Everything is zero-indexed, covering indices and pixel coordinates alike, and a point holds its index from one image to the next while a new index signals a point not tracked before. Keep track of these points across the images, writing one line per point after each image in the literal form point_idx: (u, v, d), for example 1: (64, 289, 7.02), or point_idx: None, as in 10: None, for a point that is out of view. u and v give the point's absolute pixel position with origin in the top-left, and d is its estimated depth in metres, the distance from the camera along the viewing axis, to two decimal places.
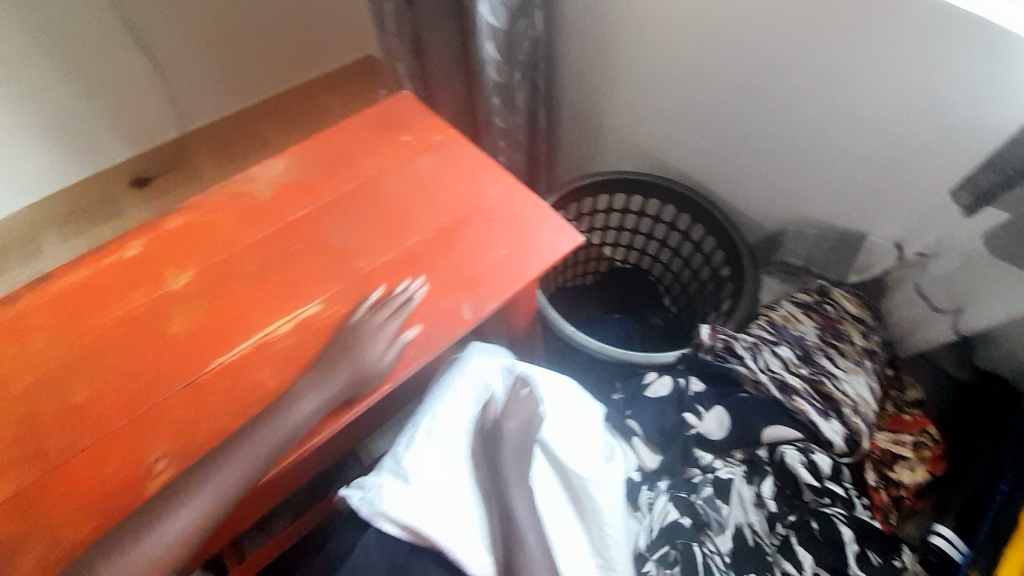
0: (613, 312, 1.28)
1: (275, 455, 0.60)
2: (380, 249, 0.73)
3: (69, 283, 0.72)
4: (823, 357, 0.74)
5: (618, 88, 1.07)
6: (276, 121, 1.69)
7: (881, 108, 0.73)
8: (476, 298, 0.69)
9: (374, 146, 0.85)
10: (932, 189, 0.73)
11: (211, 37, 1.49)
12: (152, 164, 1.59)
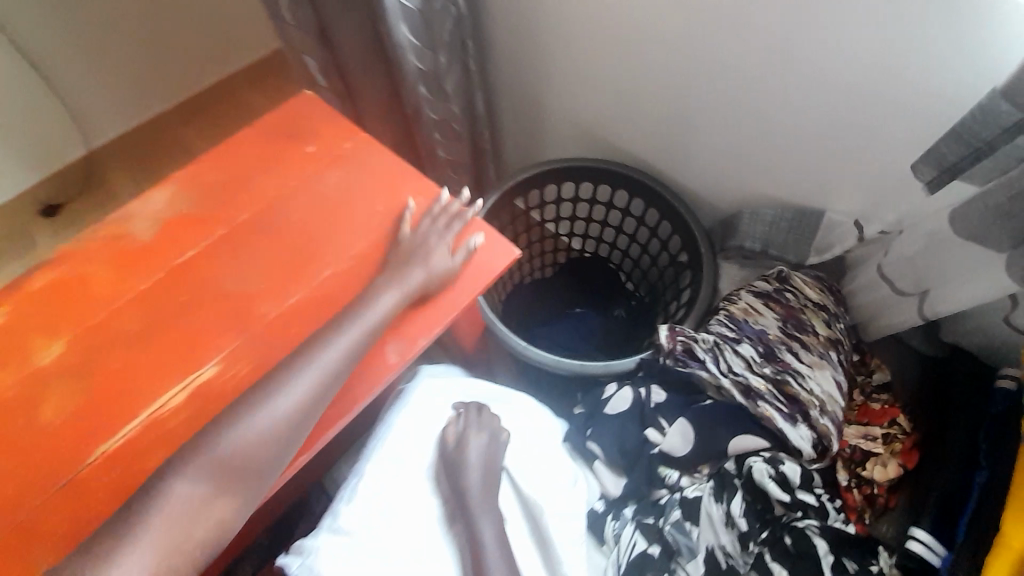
0: (575, 306, 1.21)
1: (246, 470, 0.53)
2: (286, 292, 0.63)
3: None
4: (786, 352, 0.69)
5: (557, 67, 0.98)
6: (191, 128, 1.52)
7: (832, 73, 0.66)
8: (403, 338, 0.63)
9: (274, 163, 0.73)
10: (894, 159, 0.69)
11: (94, 39, 1.30)
12: (55, 191, 1.41)
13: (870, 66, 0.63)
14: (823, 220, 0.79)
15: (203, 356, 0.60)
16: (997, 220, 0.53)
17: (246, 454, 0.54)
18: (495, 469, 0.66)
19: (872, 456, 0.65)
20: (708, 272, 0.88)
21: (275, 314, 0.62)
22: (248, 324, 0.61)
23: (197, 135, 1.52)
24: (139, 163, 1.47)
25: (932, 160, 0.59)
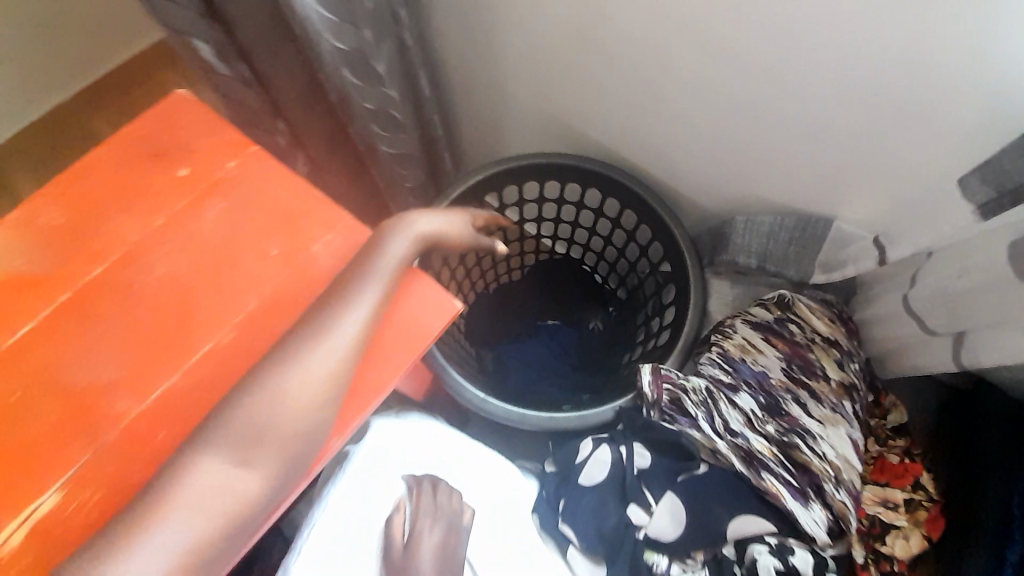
0: (544, 318, 1.05)
1: (281, 439, 0.44)
2: (150, 380, 0.48)
3: None
4: (792, 404, 0.58)
5: (510, 41, 0.80)
6: (93, 122, 1.29)
7: (848, 50, 0.52)
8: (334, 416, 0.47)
9: (135, 194, 0.56)
10: (922, 159, 0.56)
11: None
12: None
13: (901, 45, 0.49)
14: (831, 230, 0.66)
15: (40, 479, 0.45)
16: None
17: (275, 419, 0.44)
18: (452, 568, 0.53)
19: (892, 529, 0.56)
20: (694, 292, 0.74)
21: (138, 412, 0.47)
22: (97, 427, 0.47)
23: (99, 128, 1.29)
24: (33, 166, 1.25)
25: (994, 176, 0.46)
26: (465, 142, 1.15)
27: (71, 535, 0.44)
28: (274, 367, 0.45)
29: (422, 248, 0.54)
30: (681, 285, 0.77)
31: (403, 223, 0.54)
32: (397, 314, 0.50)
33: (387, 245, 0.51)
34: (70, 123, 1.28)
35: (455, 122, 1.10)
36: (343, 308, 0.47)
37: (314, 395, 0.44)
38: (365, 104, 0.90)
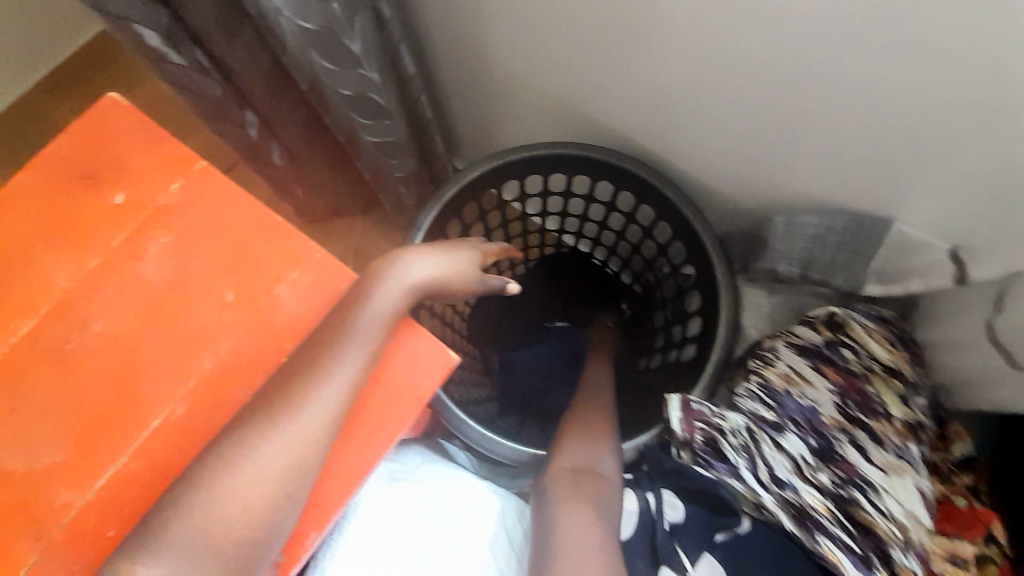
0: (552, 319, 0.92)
1: (251, 542, 0.37)
2: (93, 468, 0.40)
3: None
4: (848, 446, 0.51)
5: (507, 13, 0.68)
6: (48, 124, 1.18)
7: (939, 13, 0.41)
8: (320, 509, 0.40)
9: (59, 228, 0.46)
10: (1016, 148, 0.47)
11: None
12: None
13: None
14: (891, 232, 0.58)
15: None
16: None
17: (247, 514, 0.37)
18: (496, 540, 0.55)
19: None
20: (726, 303, 0.65)
21: (82, 507, 0.40)
22: (36, 528, 0.39)
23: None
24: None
25: None
26: (459, 124, 1.03)
27: None
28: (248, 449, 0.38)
29: (417, 296, 0.50)
30: (709, 295, 0.68)
31: (396, 269, 0.49)
32: (394, 377, 0.43)
33: (377, 297, 0.45)
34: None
35: (448, 106, 0.99)
36: (322, 380, 0.41)
37: (277, 485, 0.38)
38: (341, 90, 0.78)
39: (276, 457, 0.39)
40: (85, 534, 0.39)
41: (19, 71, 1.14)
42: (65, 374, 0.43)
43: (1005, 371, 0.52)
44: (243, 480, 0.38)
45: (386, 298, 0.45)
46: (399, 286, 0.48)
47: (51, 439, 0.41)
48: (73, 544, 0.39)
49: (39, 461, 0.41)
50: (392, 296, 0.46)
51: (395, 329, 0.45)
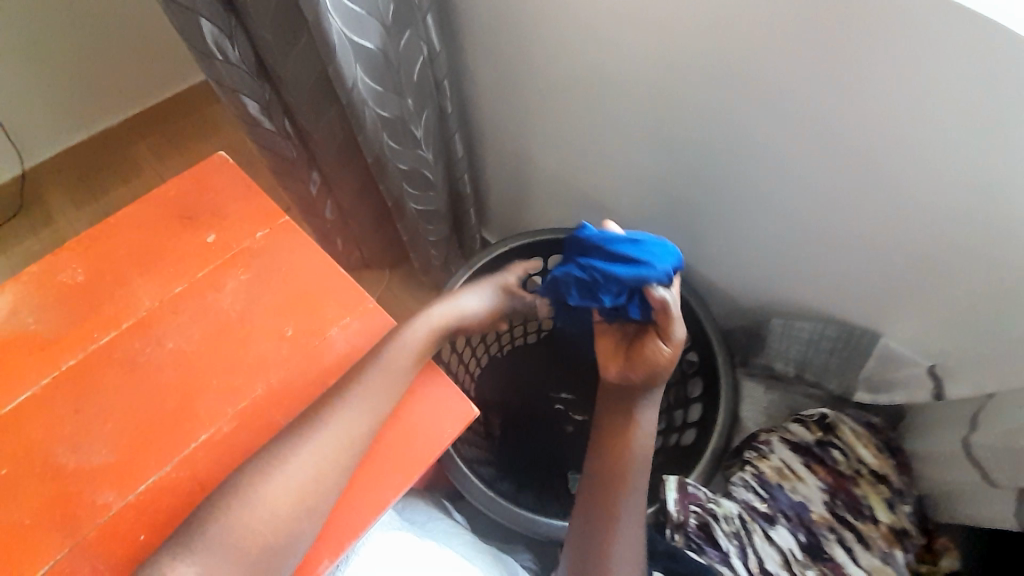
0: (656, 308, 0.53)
1: (280, 556, 0.42)
2: (141, 471, 0.45)
3: None
4: (835, 545, 0.53)
5: (549, 123, 0.81)
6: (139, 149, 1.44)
7: None
8: (329, 540, 0.44)
9: (155, 257, 0.55)
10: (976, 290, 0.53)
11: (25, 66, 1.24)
12: None
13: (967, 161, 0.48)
14: (877, 345, 0.63)
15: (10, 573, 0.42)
16: None
17: (278, 528, 0.43)
18: None
19: None
20: (725, 394, 0.69)
21: (118, 510, 0.44)
22: (75, 523, 0.43)
23: (150, 157, 1.43)
24: (78, 187, 1.39)
25: None
26: (493, 201, 1.15)
27: None
28: (286, 466, 0.44)
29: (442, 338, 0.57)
30: (710, 385, 0.72)
31: (426, 313, 0.57)
32: (416, 420, 0.48)
33: (404, 346, 0.51)
34: (124, 148, 1.44)
35: (486, 185, 1.11)
36: (350, 413, 0.46)
37: (296, 509, 0.43)
38: (399, 165, 0.89)
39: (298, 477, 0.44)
40: (116, 534, 0.43)
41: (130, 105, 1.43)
42: (130, 383, 0.48)
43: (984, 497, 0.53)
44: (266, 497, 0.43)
45: (403, 355, 0.50)
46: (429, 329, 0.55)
47: (108, 440, 0.46)
48: (105, 539, 0.43)
49: (92, 458, 0.46)
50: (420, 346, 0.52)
51: (419, 370, 0.50)
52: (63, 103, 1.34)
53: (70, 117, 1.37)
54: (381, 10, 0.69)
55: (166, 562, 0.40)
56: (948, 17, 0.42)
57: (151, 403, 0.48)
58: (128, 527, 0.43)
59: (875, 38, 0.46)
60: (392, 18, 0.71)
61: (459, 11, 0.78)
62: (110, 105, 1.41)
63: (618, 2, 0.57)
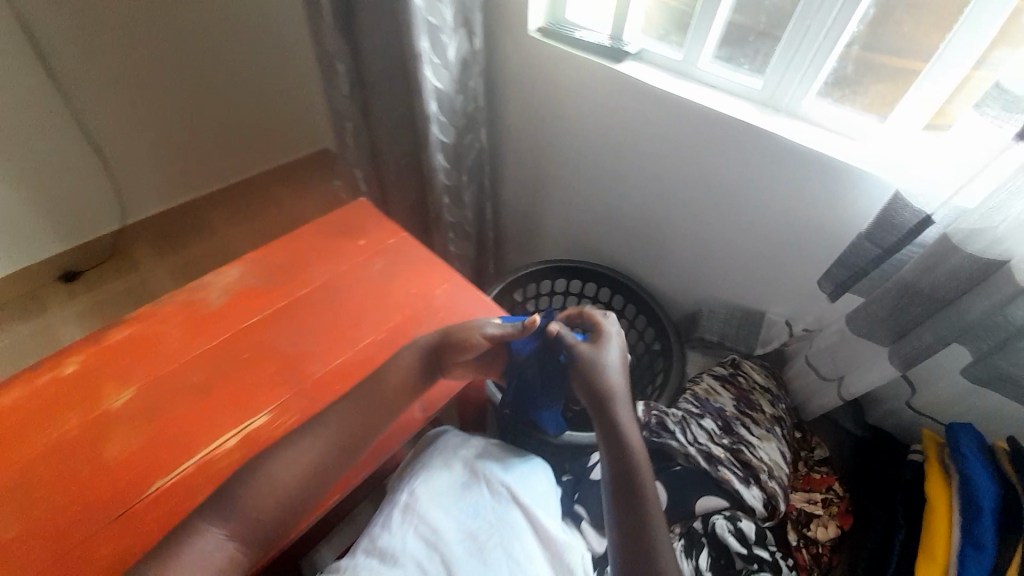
0: (571, 340, 0.74)
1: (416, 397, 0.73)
2: (331, 356, 0.77)
3: (62, 373, 0.72)
4: (740, 427, 0.83)
5: (554, 192, 1.23)
6: (222, 215, 1.87)
7: (758, 216, 0.88)
8: (426, 396, 0.76)
9: (329, 250, 0.91)
10: (806, 282, 0.89)
11: (166, 147, 1.69)
12: (85, 258, 1.68)
13: (789, 209, 0.83)
14: (762, 319, 0.97)
15: (254, 406, 0.71)
16: (877, 324, 0.70)
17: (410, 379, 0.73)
18: (510, 467, 0.80)
19: (814, 517, 0.76)
20: (676, 357, 1.02)
21: (319, 373, 0.75)
22: (294, 382, 0.74)
23: (226, 223, 1.84)
24: (162, 243, 1.76)
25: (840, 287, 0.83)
26: (507, 251, 1.54)
27: (267, 436, 0.68)
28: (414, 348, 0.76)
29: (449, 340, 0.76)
30: (668, 356, 1.05)
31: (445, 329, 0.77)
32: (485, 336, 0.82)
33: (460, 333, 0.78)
34: (206, 216, 1.85)
35: (503, 238, 1.52)
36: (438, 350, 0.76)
37: (288, 494, 0.63)
38: (449, 217, 1.30)
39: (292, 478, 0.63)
40: (318, 387, 0.74)
41: (225, 177, 1.89)
42: (320, 312, 0.82)
43: (821, 393, 0.85)
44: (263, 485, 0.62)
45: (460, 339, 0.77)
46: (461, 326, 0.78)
47: (311, 340, 0.78)
48: (312, 389, 0.73)
49: (299, 350, 0.77)
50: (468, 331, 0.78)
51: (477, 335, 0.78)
52: (172, 175, 1.76)
53: (177, 184, 1.79)
54: (457, 121, 1.15)
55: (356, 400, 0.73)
56: (761, 137, 0.80)
57: (334, 323, 0.81)
58: (328, 383, 0.74)
59: (728, 142, 0.84)
60: (462, 126, 1.16)
61: (502, 125, 1.25)
62: (208, 176, 1.84)
63: (596, 121, 1.01)
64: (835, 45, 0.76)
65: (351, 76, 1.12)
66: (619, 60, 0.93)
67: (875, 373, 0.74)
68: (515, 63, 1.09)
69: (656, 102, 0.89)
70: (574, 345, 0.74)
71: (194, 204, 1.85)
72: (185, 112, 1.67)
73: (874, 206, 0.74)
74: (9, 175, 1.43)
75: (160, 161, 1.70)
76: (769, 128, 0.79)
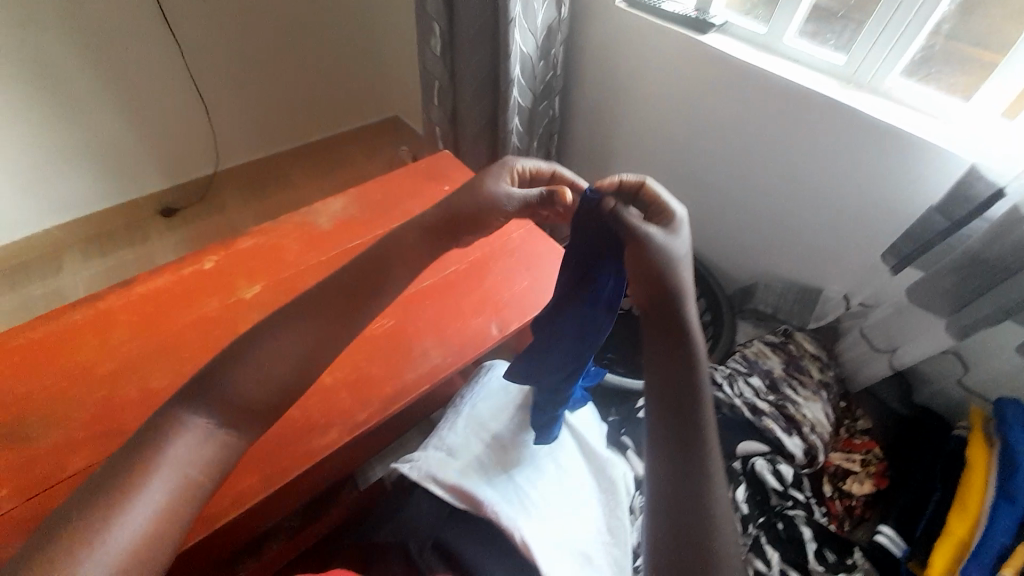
0: (632, 219, 0.57)
1: (496, 320, 0.84)
2: (422, 277, 0.88)
3: (200, 269, 0.87)
4: (787, 387, 0.87)
5: (620, 162, 1.28)
6: (297, 166, 1.99)
7: (824, 193, 0.91)
8: (500, 318, 0.85)
9: (418, 191, 1.02)
10: (865, 260, 0.91)
11: (261, 102, 1.83)
12: (179, 197, 1.82)
13: (857, 186, 0.87)
14: (818, 295, 1.00)
15: None
16: (939, 296, 0.75)
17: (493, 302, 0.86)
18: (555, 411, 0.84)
19: (851, 473, 0.82)
20: (727, 327, 1.05)
21: (411, 290, 0.87)
22: None
23: (301, 175, 1.96)
24: (248, 189, 1.89)
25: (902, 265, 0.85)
26: None
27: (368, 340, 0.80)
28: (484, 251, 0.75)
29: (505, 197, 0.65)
30: (719, 326, 1.07)
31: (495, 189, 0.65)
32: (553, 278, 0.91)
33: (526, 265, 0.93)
34: (282, 171, 1.96)
35: None
36: (509, 276, 0.91)
37: (278, 387, 0.55)
38: None
39: (274, 368, 0.55)
40: (409, 303, 0.85)
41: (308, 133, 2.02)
42: None
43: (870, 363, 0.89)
44: (244, 376, 0.53)
45: (529, 269, 0.92)
46: (524, 256, 0.94)
47: None
48: (405, 303, 0.85)
49: None
50: (529, 261, 0.93)
51: (537, 266, 0.92)
52: (262, 129, 1.89)
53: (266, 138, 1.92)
54: (536, 88, 1.22)
55: (440, 317, 0.84)
56: (839, 113, 0.83)
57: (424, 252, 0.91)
58: (418, 300, 0.86)
59: (805, 117, 0.87)
60: (539, 92, 1.23)
61: (575, 95, 1.31)
62: (294, 133, 1.98)
63: (672, 94, 1.06)
64: (924, 25, 0.78)
65: (444, 39, 1.21)
66: (703, 31, 0.97)
67: (929, 343, 0.79)
68: (597, 33, 1.15)
69: (741, 76, 0.93)
70: (637, 223, 0.56)
71: (276, 156, 1.98)
72: (283, 69, 1.80)
73: (945, 181, 0.77)
74: (134, 111, 1.59)
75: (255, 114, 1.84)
76: (848, 103, 0.82)
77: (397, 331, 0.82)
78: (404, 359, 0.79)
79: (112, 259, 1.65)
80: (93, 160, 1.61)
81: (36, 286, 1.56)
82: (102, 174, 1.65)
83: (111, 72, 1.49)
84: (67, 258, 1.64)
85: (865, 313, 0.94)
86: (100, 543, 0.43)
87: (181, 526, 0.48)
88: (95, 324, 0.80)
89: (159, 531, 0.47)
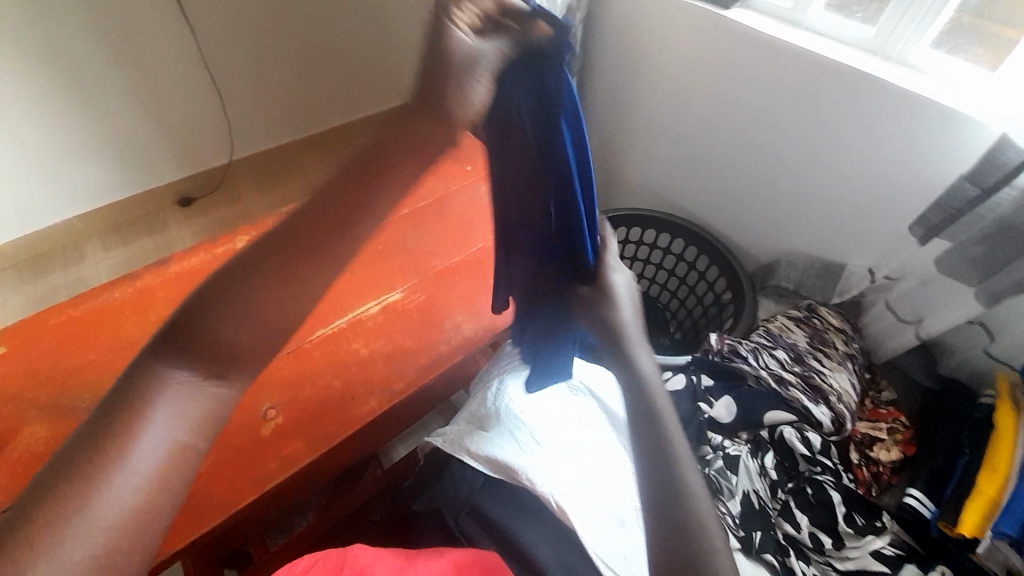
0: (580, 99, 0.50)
1: None
2: (450, 254, 0.90)
3: (232, 248, 0.89)
4: (812, 359, 0.88)
5: (637, 142, 1.27)
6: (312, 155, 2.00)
7: (848, 167, 0.92)
8: None
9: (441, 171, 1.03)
10: (890, 235, 0.92)
11: (276, 90, 1.83)
12: (196, 186, 1.84)
13: (883, 159, 0.87)
14: (841, 271, 1.01)
15: (391, 285, 0.85)
16: (968, 263, 0.78)
17: None
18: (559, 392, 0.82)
19: (877, 441, 0.84)
20: (750, 303, 1.06)
21: (441, 268, 0.88)
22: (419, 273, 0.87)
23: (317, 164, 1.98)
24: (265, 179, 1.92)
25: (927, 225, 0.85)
26: None
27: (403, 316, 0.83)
28: None
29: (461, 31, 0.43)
30: (740, 304, 1.08)
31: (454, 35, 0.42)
32: None
33: None
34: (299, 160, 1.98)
35: None
36: None
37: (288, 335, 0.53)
38: None
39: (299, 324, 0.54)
40: (439, 280, 0.87)
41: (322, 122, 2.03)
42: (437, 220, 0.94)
43: (895, 335, 0.92)
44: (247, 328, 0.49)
45: None
46: None
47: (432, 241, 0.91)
48: (435, 280, 0.87)
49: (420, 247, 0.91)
50: None
51: None
52: (277, 117, 1.90)
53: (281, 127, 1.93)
54: None
55: (472, 293, 0.86)
56: (867, 85, 0.83)
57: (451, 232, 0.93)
58: (449, 276, 0.88)
59: (831, 90, 0.87)
60: None
61: (592, 76, 1.30)
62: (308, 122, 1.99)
63: (693, 72, 1.06)
64: None
65: None
66: (727, 6, 0.97)
67: (957, 311, 0.82)
68: (618, 11, 1.14)
69: (767, 50, 0.92)
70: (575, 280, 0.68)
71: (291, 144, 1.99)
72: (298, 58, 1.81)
73: (972, 152, 0.77)
74: (152, 100, 1.61)
75: (270, 103, 1.85)
76: (875, 73, 0.82)
77: (429, 307, 0.84)
78: (436, 334, 0.81)
79: (134, 248, 1.69)
80: (112, 149, 1.63)
81: (61, 275, 1.60)
82: (120, 164, 1.67)
83: (130, 62, 1.51)
84: (90, 248, 1.67)
85: (889, 287, 0.95)
86: (85, 513, 0.44)
87: (170, 500, 0.49)
88: (134, 302, 0.82)
89: (146, 503, 0.47)
